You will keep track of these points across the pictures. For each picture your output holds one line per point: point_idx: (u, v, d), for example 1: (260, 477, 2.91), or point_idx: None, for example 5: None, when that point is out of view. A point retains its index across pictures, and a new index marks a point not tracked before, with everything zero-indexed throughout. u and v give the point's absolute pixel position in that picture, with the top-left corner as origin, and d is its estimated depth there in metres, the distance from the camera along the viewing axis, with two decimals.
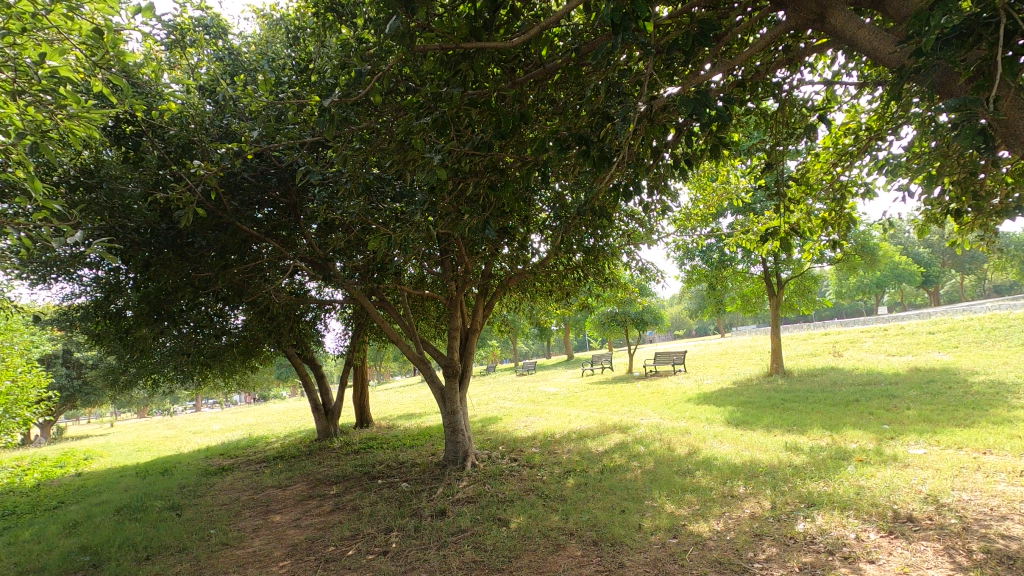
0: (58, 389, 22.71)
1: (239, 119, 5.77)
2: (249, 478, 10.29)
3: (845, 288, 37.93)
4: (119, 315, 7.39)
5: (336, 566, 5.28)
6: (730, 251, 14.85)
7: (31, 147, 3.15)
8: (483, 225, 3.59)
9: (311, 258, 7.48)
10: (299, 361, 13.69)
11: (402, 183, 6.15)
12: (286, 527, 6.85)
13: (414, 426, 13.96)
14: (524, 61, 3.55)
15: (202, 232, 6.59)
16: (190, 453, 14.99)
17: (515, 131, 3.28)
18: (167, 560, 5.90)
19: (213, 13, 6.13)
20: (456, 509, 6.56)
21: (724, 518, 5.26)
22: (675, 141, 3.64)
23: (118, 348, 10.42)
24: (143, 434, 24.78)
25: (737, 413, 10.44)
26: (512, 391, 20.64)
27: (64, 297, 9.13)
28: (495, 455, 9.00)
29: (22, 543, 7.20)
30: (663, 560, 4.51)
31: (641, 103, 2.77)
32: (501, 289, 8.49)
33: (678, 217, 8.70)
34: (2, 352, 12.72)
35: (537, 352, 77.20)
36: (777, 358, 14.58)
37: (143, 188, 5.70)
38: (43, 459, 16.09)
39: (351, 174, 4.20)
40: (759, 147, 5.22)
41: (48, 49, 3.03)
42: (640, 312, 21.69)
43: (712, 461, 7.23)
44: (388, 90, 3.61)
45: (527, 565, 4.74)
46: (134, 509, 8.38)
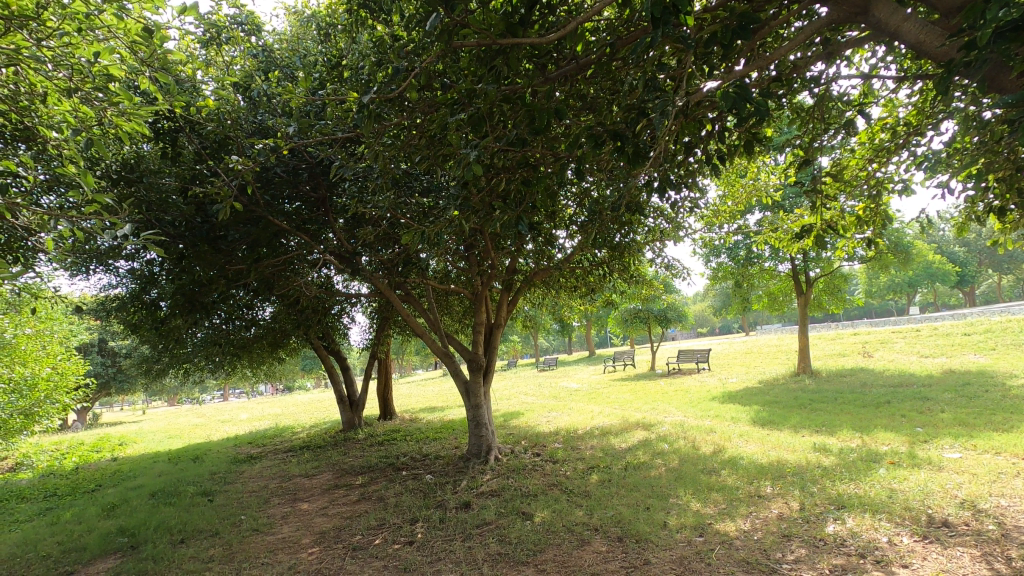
0: (95, 376, 23.52)
1: (272, 115, 5.88)
2: (277, 467, 10.53)
3: (875, 287, 36.98)
4: (154, 305, 7.60)
5: (364, 554, 5.39)
6: (757, 249, 14.61)
7: (81, 142, 3.27)
8: (515, 220, 3.61)
9: (339, 252, 7.59)
10: (326, 354, 13.89)
11: (431, 178, 6.20)
12: (314, 515, 7.01)
13: (437, 420, 14.05)
14: (558, 56, 3.54)
15: (235, 225, 6.73)
16: (219, 441, 15.41)
17: (550, 126, 3.28)
18: (201, 544, 6.08)
19: (248, 10, 6.20)
20: (480, 501, 6.62)
21: (751, 518, 5.21)
22: (709, 138, 3.60)
23: (152, 338, 10.74)
24: (175, 421, 25.53)
25: (763, 413, 10.31)
26: (532, 387, 20.68)
27: (102, 287, 9.43)
28: (518, 450, 9.04)
29: (64, 523, 7.51)
30: (690, 558, 4.49)
31: (678, 98, 2.75)
32: (526, 285, 8.49)
33: (706, 214, 8.55)
34: (43, 339, 13.20)
35: (558, 348, 77.14)
36: (805, 358, 14.30)
37: (180, 181, 5.86)
38: (80, 444, 16.73)
39: (383, 168, 4.25)
40: (792, 142, 5.11)
41: (99, 48, 3.14)
42: (663, 310, 21.53)
43: (738, 460, 7.14)
44: (422, 87, 3.64)
45: (553, 559, 4.77)
46: (168, 494, 8.65)
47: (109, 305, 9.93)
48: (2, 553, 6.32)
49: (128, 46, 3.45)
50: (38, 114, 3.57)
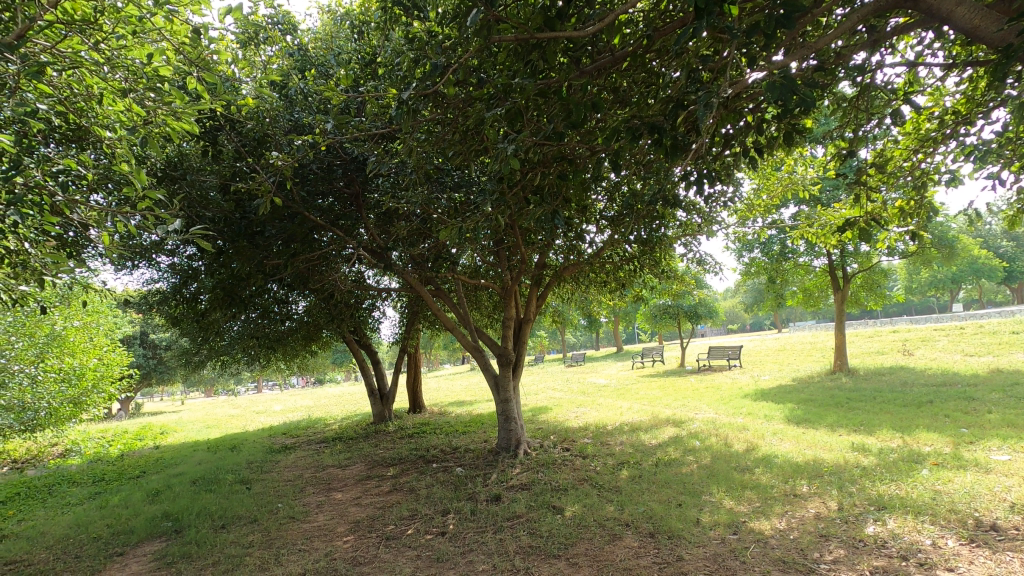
0: (138, 367, 24.46)
1: (309, 113, 5.99)
2: (311, 457, 10.79)
3: (917, 283, 35.72)
4: (194, 299, 7.88)
5: (398, 544, 5.50)
6: (792, 243, 14.27)
7: (135, 141, 3.42)
8: (551, 213, 3.65)
9: (371, 247, 7.71)
10: (357, 347, 14.12)
11: (463, 173, 6.22)
12: (348, 504, 7.17)
13: (466, 414, 14.17)
14: (594, 49, 3.55)
15: (272, 221, 6.94)
16: (255, 432, 15.86)
17: (586, 120, 3.30)
18: (241, 530, 6.28)
19: (284, 10, 6.30)
20: (510, 495, 6.67)
21: (786, 517, 5.12)
22: (748, 129, 3.54)
23: (192, 331, 11.10)
24: (212, 412, 26.35)
25: (798, 411, 10.11)
26: (560, 382, 20.68)
27: (145, 281, 9.78)
28: (547, 444, 9.06)
29: (112, 507, 7.84)
30: (724, 555, 4.45)
31: (720, 88, 2.71)
32: (556, 280, 8.46)
33: (739, 208, 8.37)
34: (89, 331, 13.75)
35: (585, 344, 76.79)
36: (841, 356, 13.93)
37: (221, 179, 6.04)
38: (123, 432, 17.43)
39: (417, 164, 4.31)
40: (832, 133, 4.96)
41: (152, 48, 3.27)
42: (694, 305, 21.23)
43: (772, 459, 7.01)
44: (458, 83, 3.69)
45: (584, 553, 4.78)
46: (208, 481, 8.96)
47: (152, 299, 10.29)
48: (57, 534, 6.66)
49: (176, 46, 3.58)
50: (94, 115, 3.72)
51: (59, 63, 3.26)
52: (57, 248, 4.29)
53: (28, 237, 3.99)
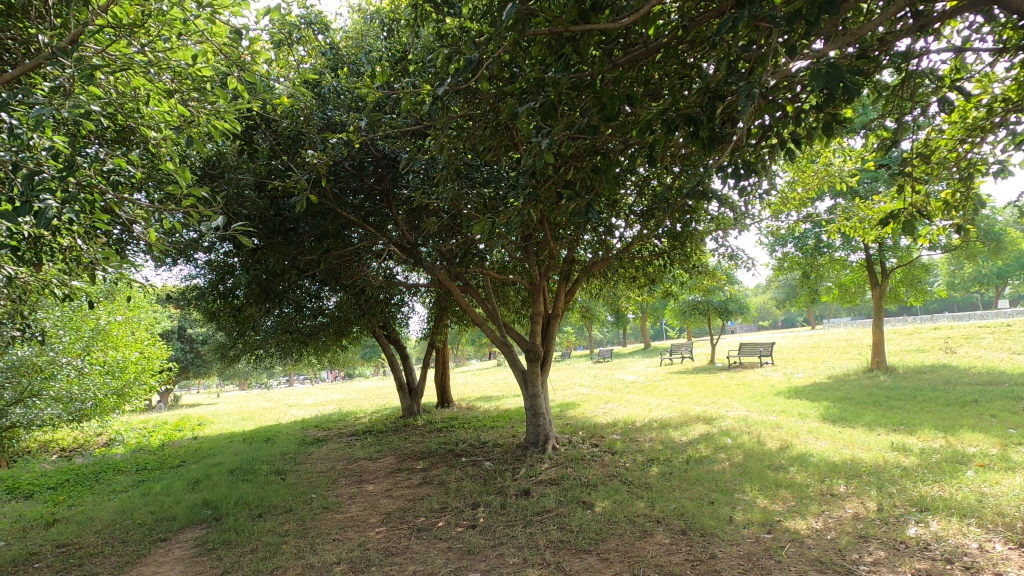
0: (176, 361, 25.28)
1: (341, 111, 6.08)
2: (342, 449, 11.00)
3: (959, 278, 34.42)
4: (231, 294, 8.10)
5: (429, 536, 5.57)
6: (827, 237, 13.86)
7: (181, 141, 3.54)
8: (585, 207, 3.62)
9: (402, 243, 7.79)
10: (386, 342, 14.25)
11: (492, 169, 6.23)
12: (380, 496, 7.30)
13: (494, 409, 14.23)
14: (628, 40, 3.50)
15: (306, 219, 7.21)
16: (288, 424, 16.24)
17: (620, 112, 3.26)
18: (277, 519, 6.45)
19: (317, 10, 6.39)
20: (539, 489, 6.68)
21: (823, 517, 5.01)
22: (786, 120, 3.45)
23: (228, 325, 11.40)
24: (246, 404, 27.07)
25: (834, 409, 9.86)
26: (587, 378, 20.58)
27: (183, 277, 10.07)
28: (576, 440, 9.05)
29: (155, 495, 8.14)
30: (759, 554, 4.37)
31: (761, 78, 2.65)
32: (585, 275, 8.41)
33: (773, 201, 8.17)
34: (130, 325, 14.23)
35: (611, 340, 76.27)
36: (880, 353, 13.53)
37: (257, 176, 6.19)
38: (163, 423, 18.02)
39: (447, 160, 4.34)
40: (873, 123, 4.80)
41: (195, 48, 3.39)
42: (724, 301, 20.84)
43: (808, 458, 6.86)
44: (490, 78, 3.69)
45: (615, 548, 4.77)
46: (245, 472, 9.22)
47: (190, 294, 10.59)
48: (104, 519, 6.95)
49: (217, 47, 3.69)
50: (140, 115, 3.87)
51: (110, 66, 3.38)
52: (106, 245, 4.47)
53: (80, 234, 4.16)
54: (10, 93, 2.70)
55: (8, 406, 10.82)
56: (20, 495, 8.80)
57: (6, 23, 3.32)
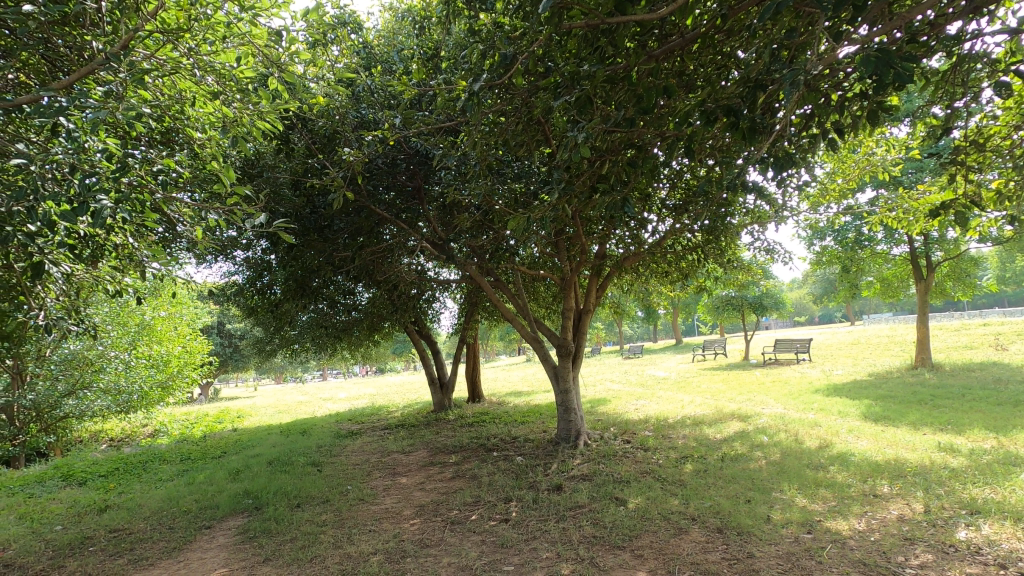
0: (216, 355, 26.16)
1: (375, 109, 6.17)
2: (376, 443, 11.20)
3: (1011, 271, 32.85)
4: (268, 290, 8.33)
5: (463, 528, 5.63)
6: (869, 230, 13.34)
7: (225, 140, 3.67)
8: (622, 201, 3.59)
9: (434, 239, 7.86)
10: (417, 337, 14.40)
11: (523, 165, 6.21)
12: (413, 489, 7.41)
13: (524, 404, 14.28)
14: (662, 33, 3.47)
15: (340, 216, 7.37)
16: (323, 417, 16.62)
17: (657, 105, 3.23)
18: (315, 509, 6.61)
19: (350, 9, 6.46)
20: (572, 485, 6.68)
21: (866, 518, 4.87)
22: (831, 110, 3.33)
23: (265, 320, 11.72)
24: (282, 398, 27.77)
25: (876, 407, 9.57)
26: (618, 374, 20.43)
27: (223, 273, 10.37)
28: (608, 436, 8.98)
29: (199, 483, 8.46)
30: (798, 555, 4.28)
31: (806, 66, 2.57)
32: (616, 270, 8.34)
33: (812, 193, 7.94)
34: (173, 320, 14.76)
35: (642, 336, 75.46)
36: (924, 350, 13.05)
37: (294, 175, 6.34)
38: (205, 415, 18.66)
39: (480, 156, 4.35)
40: (919, 110, 4.61)
41: (238, 50, 3.51)
42: (759, 296, 20.39)
43: (849, 457, 6.67)
44: (525, 72, 3.69)
45: (649, 545, 4.73)
46: (283, 463, 9.49)
47: (229, 290, 10.90)
48: (152, 506, 7.25)
49: (259, 48, 3.80)
50: (186, 117, 4.01)
51: (159, 69, 3.52)
52: (155, 243, 4.65)
53: (132, 233, 4.34)
54: (68, 98, 2.85)
55: (62, 398, 11.39)
56: (74, 482, 9.25)
57: (61, 30, 3.47)
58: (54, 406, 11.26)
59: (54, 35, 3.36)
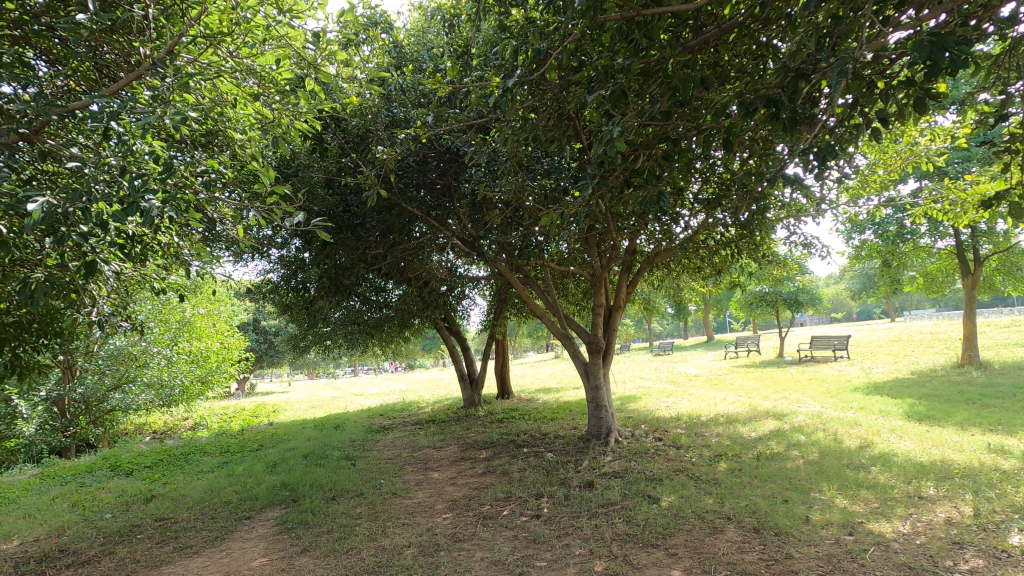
0: (252, 351, 26.89)
1: (407, 108, 6.23)
2: (407, 438, 11.35)
3: None
4: (303, 287, 8.52)
5: (495, 523, 5.67)
6: (911, 223, 12.79)
7: (265, 140, 3.77)
8: (657, 196, 3.56)
9: (464, 236, 7.91)
10: (447, 334, 14.50)
11: (553, 160, 6.19)
12: (445, 484, 7.49)
13: (554, 401, 14.27)
14: (698, 23, 3.42)
15: (372, 214, 7.48)
16: (355, 413, 16.91)
17: (694, 97, 3.19)
18: (350, 502, 6.75)
19: (382, 10, 6.54)
20: (603, 481, 6.65)
21: (911, 521, 4.71)
22: (877, 99, 3.22)
23: (299, 318, 11.98)
24: (315, 394, 28.36)
25: (920, 406, 9.24)
26: (649, 371, 20.24)
27: (259, 271, 10.65)
28: (639, 433, 8.90)
29: (238, 475, 8.72)
30: (839, 556, 4.17)
31: (853, 52, 2.49)
32: (647, 266, 8.24)
33: (851, 186, 7.68)
34: (212, 317, 15.22)
35: (671, 333, 74.45)
36: (971, 348, 12.53)
37: (327, 174, 6.47)
38: (242, 409, 19.23)
39: (511, 152, 4.36)
40: (970, 96, 4.40)
41: (277, 51, 3.61)
42: (795, 292, 19.90)
43: (891, 457, 6.46)
44: (557, 68, 3.68)
45: (684, 544, 4.69)
46: (318, 456, 9.71)
47: (265, 288, 11.18)
48: (195, 497, 7.51)
49: (296, 49, 3.90)
50: (229, 119, 4.14)
51: (204, 73, 3.65)
52: (198, 241, 4.81)
53: (176, 232, 4.49)
54: (119, 102, 2.98)
55: (109, 391, 11.91)
56: (122, 472, 9.66)
57: (109, 38, 3.62)
58: (102, 399, 11.77)
59: (103, 43, 3.51)
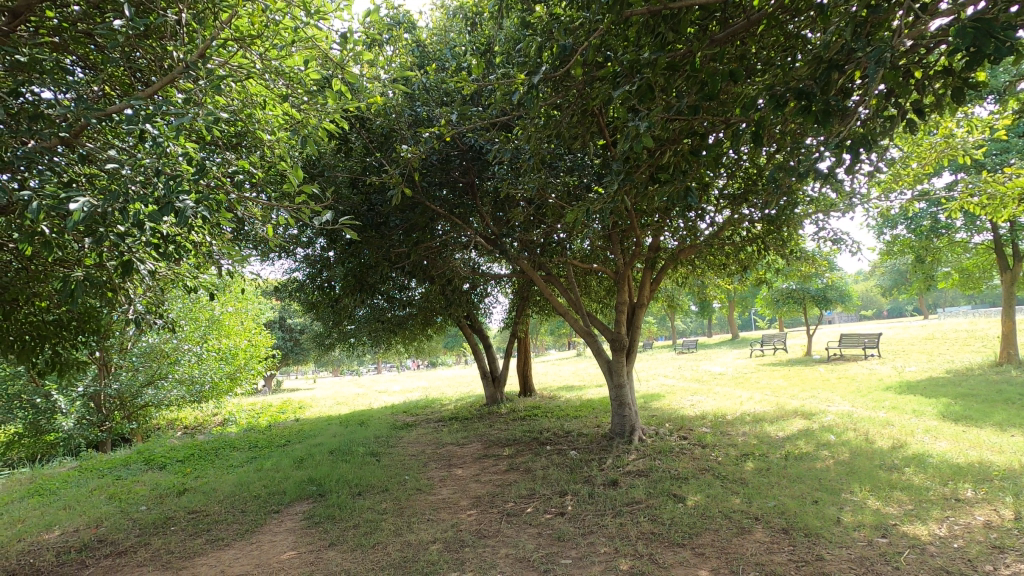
0: (279, 348, 27.41)
1: (430, 107, 6.27)
2: (431, 435, 11.43)
3: None
4: (328, 286, 8.65)
5: (519, 521, 5.68)
6: (946, 217, 12.31)
7: (294, 140, 3.84)
8: (684, 191, 3.51)
9: (486, 234, 7.93)
10: (470, 331, 14.54)
11: (575, 157, 6.16)
12: (469, 480, 7.53)
13: (577, 398, 14.22)
14: (726, 15, 3.38)
15: (396, 212, 7.55)
16: (379, 409, 17.10)
17: (721, 91, 3.15)
18: (375, 497, 6.83)
19: (404, 10, 6.58)
20: (628, 480, 6.61)
21: (948, 524, 4.57)
22: (915, 90, 3.12)
23: (324, 315, 12.16)
24: (339, 390, 28.78)
25: (956, 406, 8.95)
26: (673, 369, 20.01)
27: (285, 270, 10.83)
28: (663, 432, 8.82)
29: (267, 470, 8.90)
30: (873, 559, 4.08)
31: (887, 41, 2.43)
32: (671, 263, 8.15)
33: (882, 179, 7.47)
34: (239, 316, 15.54)
35: (695, 330, 73.66)
36: (1010, 346, 12.10)
37: (352, 174, 6.55)
38: (270, 405, 19.61)
39: (535, 149, 4.35)
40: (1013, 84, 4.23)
41: (306, 53, 3.69)
42: (823, 289, 19.45)
43: (926, 458, 6.28)
44: (582, 64, 3.67)
45: (711, 544, 4.63)
46: (343, 452, 9.86)
47: (291, 287, 11.37)
48: (226, 490, 7.69)
49: (323, 52, 3.97)
50: (259, 121, 4.24)
51: (236, 76, 3.74)
52: (228, 241, 4.92)
53: (207, 233, 4.60)
54: (154, 105, 3.06)
55: (142, 387, 12.28)
56: (155, 466, 9.94)
57: (144, 44, 3.74)
58: (136, 395, 12.15)
59: (138, 48, 3.64)
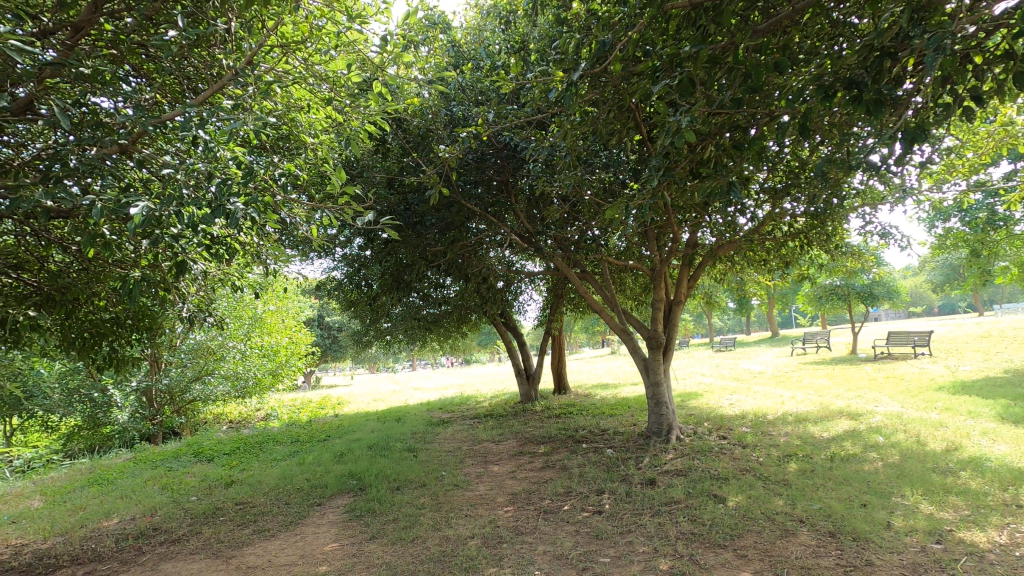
0: (317, 345, 28.14)
1: (465, 106, 6.31)
2: (466, 431, 11.53)
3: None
4: (366, 284, 8.82)
5: (556, 518, 5.68)
6: (1005, 208, 11.68)
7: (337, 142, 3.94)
8: (727, 186, 3.44)
9: (521, 232, 7.94)
10: (504, 329, 14.59)
11: (611, 154, 6.10)
12: (505, 477, 7.58)
13: (612, 397, 14.11)
14: (770, 5, 3.30)
15: (432, 212, 7.63)
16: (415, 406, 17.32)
17: (765, 82, 3.08)
18: (414, 492, 6.94)
19: (440, 11, 6.64)
20: (666, 480, 6.53)
21: (1008, 531, 4.36)
22: (972, 76, 2.98)
23: (361, 313, 12.42)
24: (376, 387, 29.32)
25: (1015, 407, 8.51)
26: (710, 367, 19.63)
27: (324, 269, 11.09)
28: (701, 431, 8.67)
29: (309, 464, 9.16)
30: (927, 565, 3.92)
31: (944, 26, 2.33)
32: (709, 259, 7.99)
33: (933, 171, 7.15)
34: (280, 314, 15.99)
35: (733, 326, 72.10)
36: None
37: (389, 174, 6.66)
38: (310, 401, 20.16)
39: (571, 146, 4.34)
40: None
41: (348, 56, 3.79)
42: (869, 285, 18.74)
43: (983, 462, 5.99)
44: (620, 59, 3.62)
45: (754, 546, 4.53)
46: (382, 447, 10.05)
47: (330, 286, 11.66)
48: (270, 483, 7.95)
49: (364, 55, 4.06)
50: (303, 124, 4.36)
51: (282, 81, 3.87)
52: (273, 241, 5.08)
53: (252, 234, 4.75)
54: (204, 112, 3.17)
55: (191, 382, 12.80)
56: (204, 458, 10.35)
57: (195, 53, 3.88)
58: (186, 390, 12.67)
59: (189, 56, 3.77)
